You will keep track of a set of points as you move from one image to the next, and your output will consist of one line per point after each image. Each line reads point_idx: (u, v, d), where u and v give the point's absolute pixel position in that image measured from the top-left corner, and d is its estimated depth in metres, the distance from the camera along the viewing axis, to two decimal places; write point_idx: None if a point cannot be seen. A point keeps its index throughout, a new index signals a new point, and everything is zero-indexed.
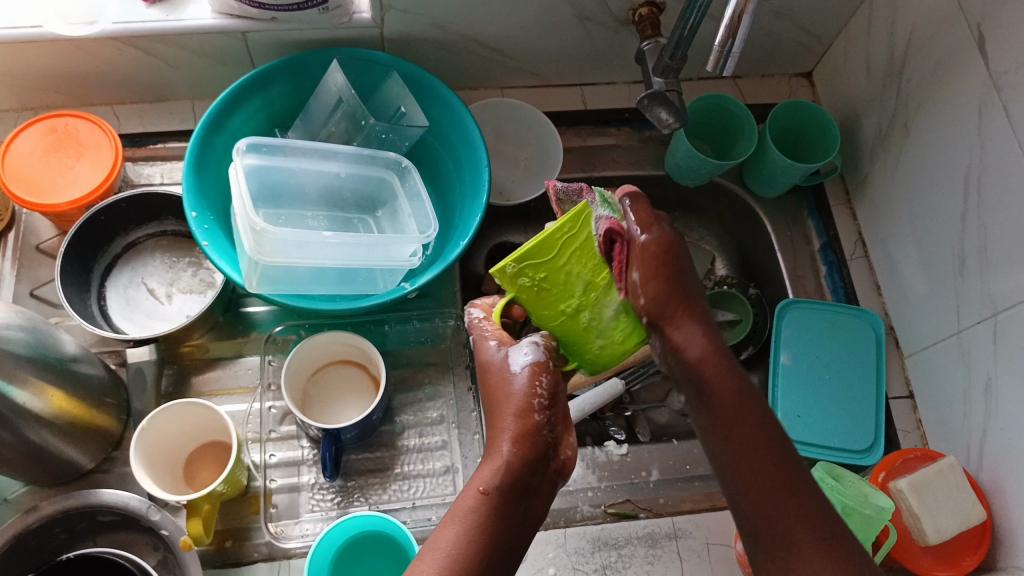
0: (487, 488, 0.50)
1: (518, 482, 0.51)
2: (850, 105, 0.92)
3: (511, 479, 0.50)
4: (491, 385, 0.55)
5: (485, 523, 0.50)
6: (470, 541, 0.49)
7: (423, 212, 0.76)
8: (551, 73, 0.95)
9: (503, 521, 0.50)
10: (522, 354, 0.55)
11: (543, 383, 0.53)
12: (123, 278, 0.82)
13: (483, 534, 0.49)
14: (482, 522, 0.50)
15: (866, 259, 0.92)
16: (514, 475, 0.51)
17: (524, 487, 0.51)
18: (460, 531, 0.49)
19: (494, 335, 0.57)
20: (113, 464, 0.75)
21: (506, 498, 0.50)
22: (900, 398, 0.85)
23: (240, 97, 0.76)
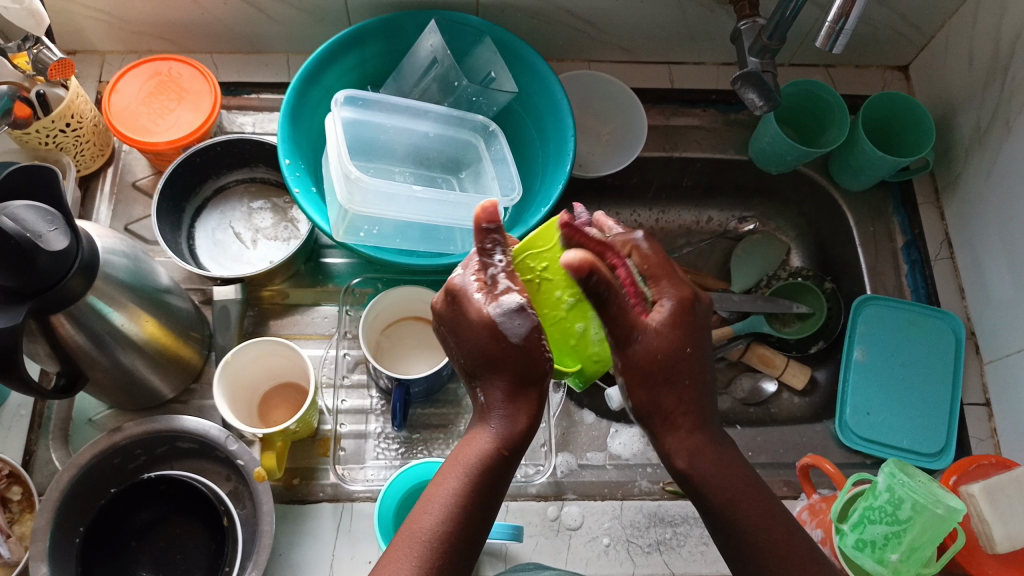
0: (501, 446, 0.52)
1: (521, 440, 0.53)
2: (948, 101, 0.90)
3: (522, 438, 0.52)
4: (482, 339, 0.53)
5: (483, 476, 0.51)
6: (472, 491, 0.50)
7: (507, 175, 0.77)
8: (640, 49, 0.94)
9: (506, 472, 0.52)
10: (505, 307, 0.52)
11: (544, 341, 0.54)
12: (212, 220, 0.85)
13: (487, 484, 0.51)
14: (483, 473, 0.51)
15: (950, 261, 0.89)
16: (521, 434, 0.53)
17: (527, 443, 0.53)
18: (463, 483, 0.50)
19: (478, 288, 0.54)
20: (191, 396, 0.78)
21: (512, 452, 0.52)
22: (975, 404, 0.82)
23: (338, 52, 0.78)
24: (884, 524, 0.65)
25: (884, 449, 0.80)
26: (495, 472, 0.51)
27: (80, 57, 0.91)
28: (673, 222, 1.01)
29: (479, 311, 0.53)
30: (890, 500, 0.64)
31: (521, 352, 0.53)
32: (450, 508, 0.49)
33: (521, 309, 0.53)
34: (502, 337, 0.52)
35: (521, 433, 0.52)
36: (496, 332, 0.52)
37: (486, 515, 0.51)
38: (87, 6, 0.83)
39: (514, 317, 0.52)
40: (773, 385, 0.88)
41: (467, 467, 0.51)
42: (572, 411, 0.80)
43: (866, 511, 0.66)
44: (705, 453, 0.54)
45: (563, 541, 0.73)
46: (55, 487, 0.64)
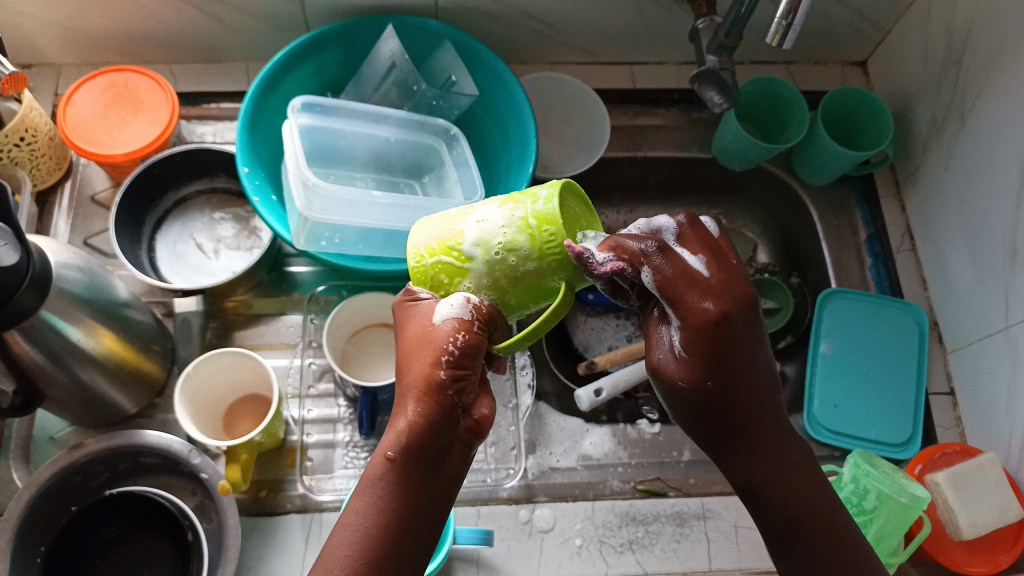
0: (388, 452, 0.50)
1: (419, 444, 0.50)
2: (905, 95, 0.91)
3: (416, 441, 0.50)
4: (410, 338, 0.53)
5: (392, 492, 0.50)
6: (377, 512, 0.49)
7: (470, 179, 0.76)
8: (601, 50, 0.94)
9: (410, 484, 0.50)
10: (444, 313, 0.51)
11: (460, 342, 0.50)
12: (173, 232, 0.84)
13: (390, 501, 0.50)
14: (385, 486, 0.50)
15: (913, 253, 0.90)
16: (417, 435, 0.50)
17: (429, 448, 0.50)
18: (368, 500, 0.50)
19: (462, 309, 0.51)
20: (155, 410, 0.77)
21: (413, 458, 0.50)
22: (941, 394, 0.83)
23: (296, 59, 0.77)
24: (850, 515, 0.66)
25: (852, 441, 0.81)
26: (397, 483, 0.50)
27: (36, 70, 0.90)
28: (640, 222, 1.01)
29: (421, 313, 0.53)
30: (855, 491, 0.65)
31: (429, 409, 0.50)
32: (351, 535, 0.49)
33: (460, 308, 0.51)
34: (429, 343, 0.51)
35: (413, 437, 0.50)
36: (428, 319, 0.52)
37: (409, 545, 0.50)
38: (42, 20, 0.82)
39: (454, 308, 0.51)
40: None
41: (387, 477, 0.50)
42: (542, 414, 0.80)
43: None
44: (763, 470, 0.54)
45: (535, 544, 0.73)
46: (15, 507, 0.63)
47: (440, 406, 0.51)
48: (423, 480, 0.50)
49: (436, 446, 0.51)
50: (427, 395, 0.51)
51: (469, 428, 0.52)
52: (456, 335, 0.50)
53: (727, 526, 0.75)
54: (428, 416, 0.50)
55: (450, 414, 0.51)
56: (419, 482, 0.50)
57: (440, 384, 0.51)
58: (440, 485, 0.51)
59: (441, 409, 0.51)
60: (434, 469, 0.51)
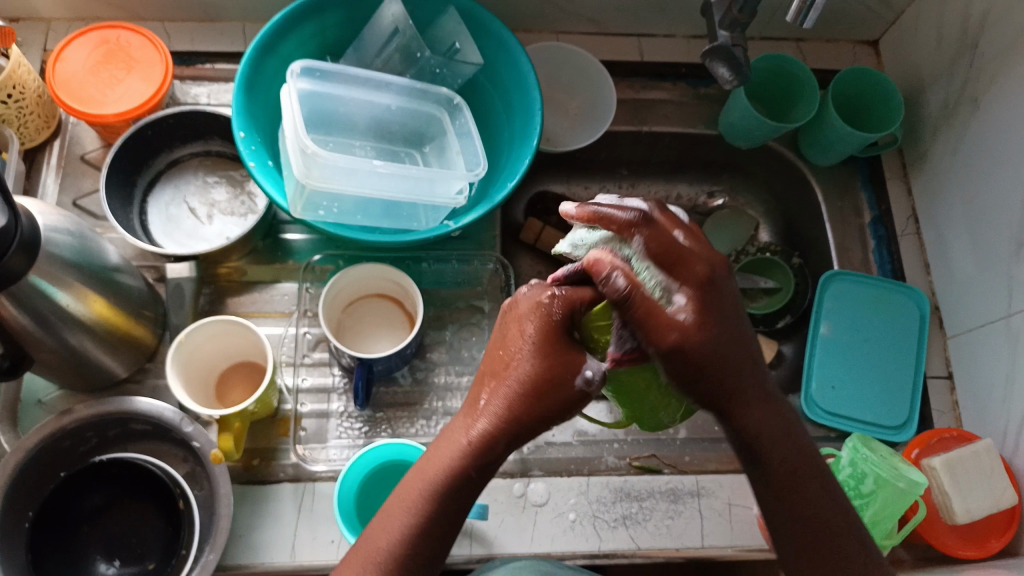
0: (457, 461, 0.51)
1: (486, 459, 0.51)
2: (915, 76, 0.89)
3: (485, 456, 0.51)
4: (510, 332, 0.52)
5: (449, 499, 0.51)
6: (428, 517, 0.50)
7: (472, 150, 0.75)
8: (608, 21, 0.92)
9: (468, 494, 0.51)
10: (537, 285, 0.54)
11: (542, 364, 0.50)
12: (166, 195, 0.82)
13: (444, 507, 0.51)
14: (443, 491, 0.50)
15: (917, 236, 0.89)
16: (486, 451, 0.51)
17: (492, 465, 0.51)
18: (421, 504, 0.51)
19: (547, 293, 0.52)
20: (146, 375, 0.76)
21: (476, 472, 0.51)
22: (938, 378, 0.83)
23: (295, 21, 0.75)
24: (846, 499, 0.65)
25: (848, 424, 0.80)
26: (456, 492, 0.51)
27: (25, 24, 0.87)
28: (641, 197, 1.00)
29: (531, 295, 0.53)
30: (853, 474, 0.65)
31: (506, 428, 0.50)
32: (400, 537, 0.50)
33: (571, 273, 0.52)
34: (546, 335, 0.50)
35: (481, 450, 0.51)
36: (548, 286, 0.53)
37: (449, 544, 0.52)
38: None
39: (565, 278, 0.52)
40: None
41: (452, 482, 0.51)
42: None
43: None
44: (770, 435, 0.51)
45: (528, 518, 0.72)
46: (2, 471, 0.62)
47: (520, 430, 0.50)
48: (477, 490, 0.52)
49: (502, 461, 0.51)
50: (509, 413, 0.50)
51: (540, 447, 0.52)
52: (552, 296, 0.51)
53: (721, 504, 0.75)
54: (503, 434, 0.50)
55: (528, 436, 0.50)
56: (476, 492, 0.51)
57: (525, 405, 0.50)
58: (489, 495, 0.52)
59: (518, 429, 0.50)
60: (488, 481, 0.52)
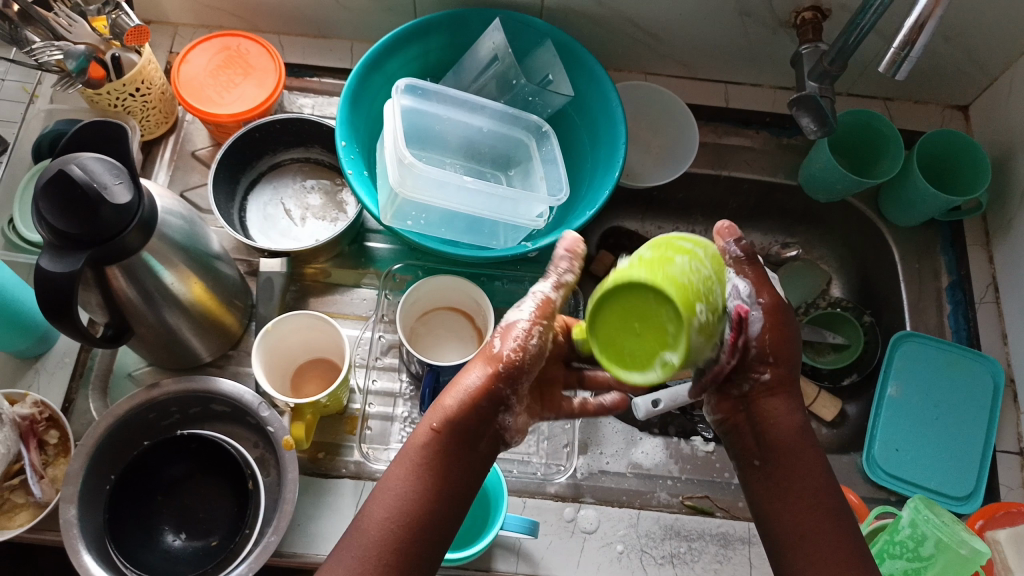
0: (436, 425, 0.56)
1: (466, 423, 0.56)
2: (1006, 144, 0.88)
3: (461, 419, 0.56)
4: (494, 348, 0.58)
5: (433, 464, 0.55)
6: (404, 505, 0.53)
7: (556, 176, 0.77)
8: (698, 66, 0.94)
9: (449, 464, 0.56)
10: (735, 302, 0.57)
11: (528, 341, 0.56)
12: (264, 195, 0.87)
13: (427, 482, 0.54)
14: (422, 464, 0.55)
15: (996, 305, 0.88)
16: (465, 420, 0.56)
17: (471, 434, 0.56)
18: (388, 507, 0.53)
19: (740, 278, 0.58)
20: (227, 361, 0.80)
21: (455, 438, 0.56)
22: (1009, 451, 0.80)
23: (403, 42, 0.80)
24: (905, 560, 0.64)
25: (910, 487, 0.79)
26: (436, 459, 0.55)
27: (156, 28, 0.94)
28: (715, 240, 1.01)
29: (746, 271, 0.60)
30: (912, 535, 0.63)
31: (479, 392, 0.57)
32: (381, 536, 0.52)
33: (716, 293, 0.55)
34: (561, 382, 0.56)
35: (465, 410, 0.56)
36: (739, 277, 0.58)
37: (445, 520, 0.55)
38: None
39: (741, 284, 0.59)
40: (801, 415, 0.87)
41: (399, 492, 0.54)
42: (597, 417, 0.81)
43: (887, 546, 0.65)
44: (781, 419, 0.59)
45: (577, 543, 0.73)
46: (92, 434, 0.66)
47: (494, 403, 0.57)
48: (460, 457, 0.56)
49: (476, 436, 0.57)
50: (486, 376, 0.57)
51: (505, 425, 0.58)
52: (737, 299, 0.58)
53: None
54: (473, 404, 0.57)
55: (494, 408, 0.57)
56: (457, 460, 0.56)
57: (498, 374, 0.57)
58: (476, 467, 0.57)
59: (490, 399, 0.57)
60: (470, 449, 0.57)
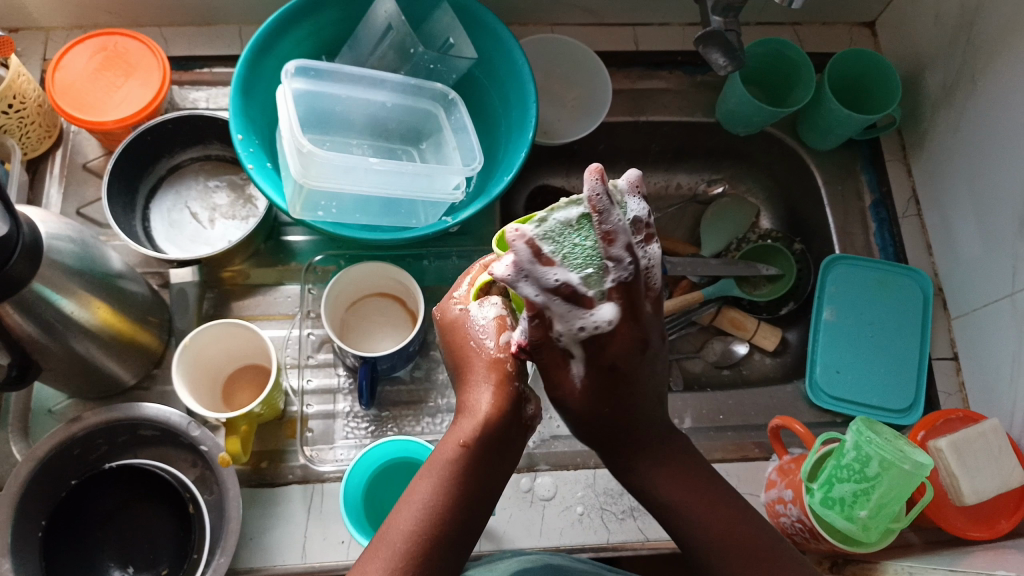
0: (463, 441, 0.49)
1: (494, 433, 0.50)
2: (913, 57, 0.88)
3: (490, 431, 0.50)
4: (457, 339, 0.55)
5: (462, 479, 0.48)
6: (437, 519, 0.47)
7: (469, 145, 0.74)
8: (604, 11, 0.91)
9: (479, 472, 0.49)
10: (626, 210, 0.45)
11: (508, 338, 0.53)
12: (167, 201, 0.82)
13: (459, 490, 0.48)
14: (454, 472, 0.49)
15: (919, 218, 0.88)
16: (493, 428, 0.50)
17: (501, 441, 0.51)
18: (419, 520, 0.46)
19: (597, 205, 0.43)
20: (154, 381, 0.77)
21: (485, 449, 0.50)
22: (943, 359, 0.82)
23: (290, 22, 0.75)
24: (852, 483, 0.64)
25: (853, 407, 0.81)
26: (466, 470, 0.49)
27: (23, 34, 0.87)
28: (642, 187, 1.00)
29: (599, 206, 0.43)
30: (858, 458, 0.64)
31: (500, 395, 0.52)
32: (410, 550, 0.45)
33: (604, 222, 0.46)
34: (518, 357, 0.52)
35: (491, 427, 0.50)
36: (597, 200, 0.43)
37: (473, 534, 0.48)
38: None
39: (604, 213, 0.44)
40: (743, 347, 0.92)
41: (428, 504, 0.47)
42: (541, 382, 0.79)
43: (834, 471, 0.65)
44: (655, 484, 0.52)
45: (537, 512, 0.73)
46: (13, 482, 0.63)
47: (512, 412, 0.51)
48: (492, 466, 0.50)
49: (501, 451, 0.51)
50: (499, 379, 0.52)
51: (525, 422, 0.53)
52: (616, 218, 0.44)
53: None
54: (497, 416, 0.51)
55: (516, 407, 0.52)
56: (486, 468, 0.50)
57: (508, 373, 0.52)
58: (503, 474, 0.51)
59: (511, 406, 0.51)
60: (502, 457, 0.51)
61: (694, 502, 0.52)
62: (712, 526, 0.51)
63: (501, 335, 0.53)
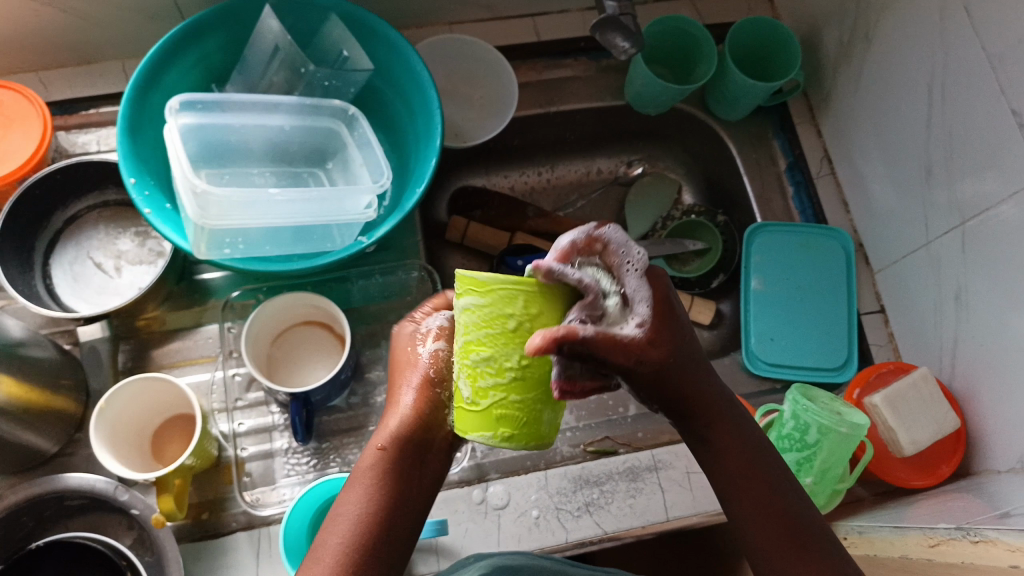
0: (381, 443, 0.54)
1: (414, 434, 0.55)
2: (809, 18, 0.88)
3: (407, 433, 0.55)
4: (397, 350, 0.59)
5: (387, 480, 0.53)
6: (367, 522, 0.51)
7: (375, 160, 0.72)
8: (499, 4, 0.89)
9: (401, 473, 0.54)
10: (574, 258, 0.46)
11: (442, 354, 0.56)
12: (68, 254, 0.78)
13: (383, 491, 0.53)
14: (378, 476, 0.53)
15: (833, 177, 0.90)
16: (412, 432, 0.55)
17: (420, 443, 0.55)
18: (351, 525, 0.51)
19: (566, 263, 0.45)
20: (78, 446, 0.73)
21: (403, 450, 0.55)
22: (871, 313, 0.84)
23: (172, 54, 0.71)
24: (795, 452, 0.65)
25: (792, 371, 0.82)
26: (388, 472, 0.54)
27: None
28: (562, 176, 0.99)
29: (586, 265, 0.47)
30: (796, 426, 0.65)
31: (422, 402, 0.56)
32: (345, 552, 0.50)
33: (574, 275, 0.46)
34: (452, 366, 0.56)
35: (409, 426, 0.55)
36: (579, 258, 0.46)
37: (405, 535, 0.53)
38: None
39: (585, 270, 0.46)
40: None
41: (359, 510, 0.52)
42: None
43: (777, 442, 0.67)
44: (715, 453, 0.55)
45: (492, 522, 0.71)
46: None
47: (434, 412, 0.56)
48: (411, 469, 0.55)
49: (422, 454, 0.55)
50: (422, 389, 0.56)
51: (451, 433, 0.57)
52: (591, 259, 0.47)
53: (680, 473, 0.74)
54: (417, 419, 0.55)
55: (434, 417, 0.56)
56: (409, 468, 0.54)
57: (431, 380, 0.56)
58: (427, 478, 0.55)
59: (433, 407, 0.56)
60: (422, 461, 0.55)
61: (742, 478, 0.54)
62: (767, 505, 0.53)
63: (436, 344, 0.56)
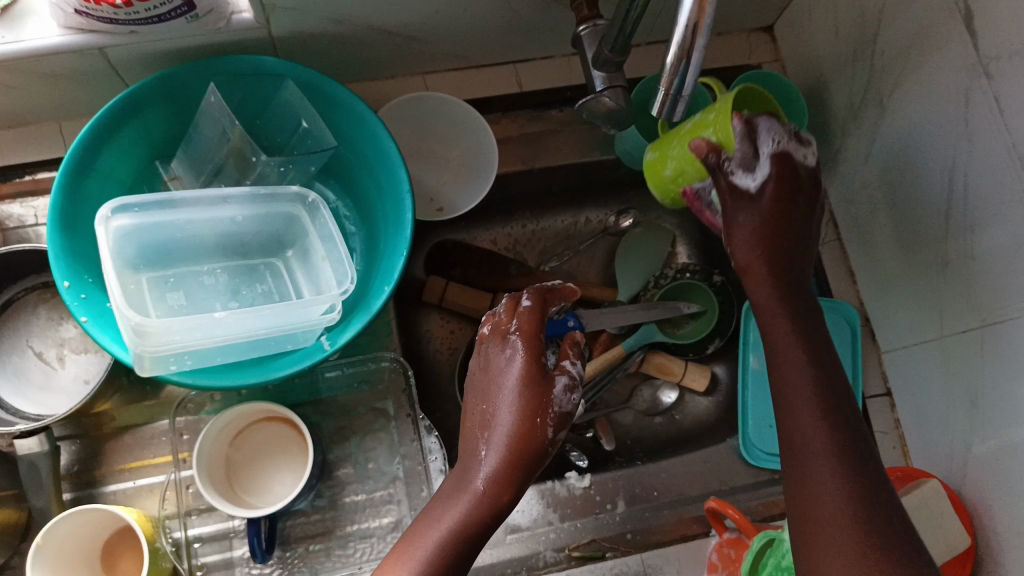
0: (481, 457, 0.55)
1: (520, 458, 0.54)
2: (816, 70, 0.81)
3: (510, 453, 0.54)
4: (486, 374, 0.57)
5: (478, 507, 0.53)
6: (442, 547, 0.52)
7: (338, 256, 0.65)
8: (476, 54, 0.81)
9: (493, 500, 0.53)
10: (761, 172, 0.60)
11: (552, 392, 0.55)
12: (5, 344, 0.72)
13: (468, 517, 0.53)
14: (469, 500, 0.53)
15: (838, 243, 0.83)
16: (512, 456, 0.54)
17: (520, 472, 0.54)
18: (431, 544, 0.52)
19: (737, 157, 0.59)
20: (23, 558, 0.68)
21: (503, 474, 0.54)
22: (875, 397, 0.79)
23: (108, 133, 0.64)
24: None
25: None
26: (480, 500, 0.53)
27: None
28: None
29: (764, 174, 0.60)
30: None
31: (523, 433, 0.54)
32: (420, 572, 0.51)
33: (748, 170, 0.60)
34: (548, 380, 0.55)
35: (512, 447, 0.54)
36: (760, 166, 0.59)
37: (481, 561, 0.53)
38: None
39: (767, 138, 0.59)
40: (672, 394, 0.84)
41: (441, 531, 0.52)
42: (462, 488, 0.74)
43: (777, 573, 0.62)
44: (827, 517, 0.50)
45: None
46: None
47: (534, 465, 0.53)
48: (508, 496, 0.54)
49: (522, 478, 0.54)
50: (527, 414, 0.54)
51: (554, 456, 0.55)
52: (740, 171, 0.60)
53: None
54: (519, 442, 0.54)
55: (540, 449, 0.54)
56: (505, 494, 0.53)
57: (538, 413, 0.54)
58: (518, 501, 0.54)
59: (531, 435, 0.54)
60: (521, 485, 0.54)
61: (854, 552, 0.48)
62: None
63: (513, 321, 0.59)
